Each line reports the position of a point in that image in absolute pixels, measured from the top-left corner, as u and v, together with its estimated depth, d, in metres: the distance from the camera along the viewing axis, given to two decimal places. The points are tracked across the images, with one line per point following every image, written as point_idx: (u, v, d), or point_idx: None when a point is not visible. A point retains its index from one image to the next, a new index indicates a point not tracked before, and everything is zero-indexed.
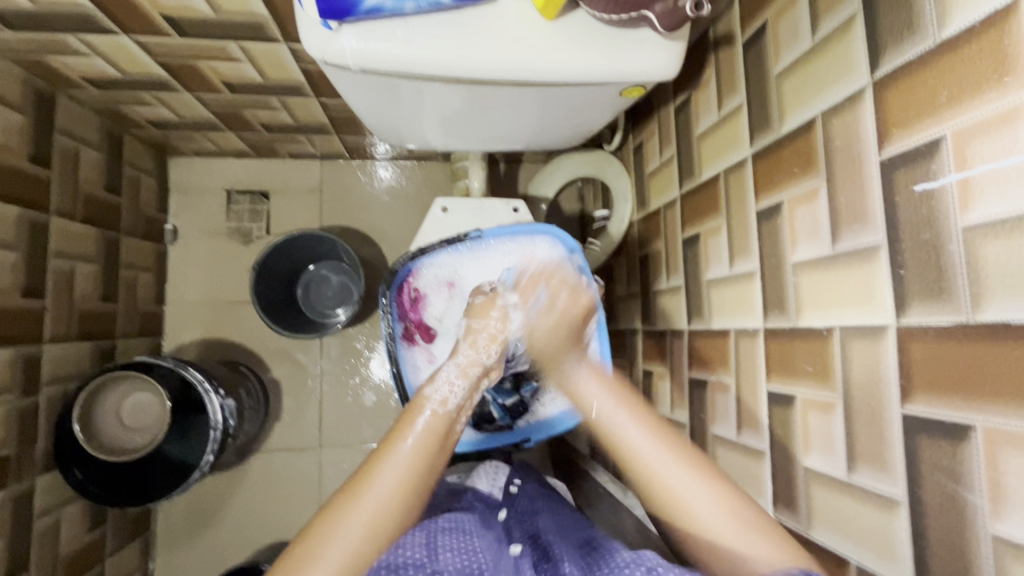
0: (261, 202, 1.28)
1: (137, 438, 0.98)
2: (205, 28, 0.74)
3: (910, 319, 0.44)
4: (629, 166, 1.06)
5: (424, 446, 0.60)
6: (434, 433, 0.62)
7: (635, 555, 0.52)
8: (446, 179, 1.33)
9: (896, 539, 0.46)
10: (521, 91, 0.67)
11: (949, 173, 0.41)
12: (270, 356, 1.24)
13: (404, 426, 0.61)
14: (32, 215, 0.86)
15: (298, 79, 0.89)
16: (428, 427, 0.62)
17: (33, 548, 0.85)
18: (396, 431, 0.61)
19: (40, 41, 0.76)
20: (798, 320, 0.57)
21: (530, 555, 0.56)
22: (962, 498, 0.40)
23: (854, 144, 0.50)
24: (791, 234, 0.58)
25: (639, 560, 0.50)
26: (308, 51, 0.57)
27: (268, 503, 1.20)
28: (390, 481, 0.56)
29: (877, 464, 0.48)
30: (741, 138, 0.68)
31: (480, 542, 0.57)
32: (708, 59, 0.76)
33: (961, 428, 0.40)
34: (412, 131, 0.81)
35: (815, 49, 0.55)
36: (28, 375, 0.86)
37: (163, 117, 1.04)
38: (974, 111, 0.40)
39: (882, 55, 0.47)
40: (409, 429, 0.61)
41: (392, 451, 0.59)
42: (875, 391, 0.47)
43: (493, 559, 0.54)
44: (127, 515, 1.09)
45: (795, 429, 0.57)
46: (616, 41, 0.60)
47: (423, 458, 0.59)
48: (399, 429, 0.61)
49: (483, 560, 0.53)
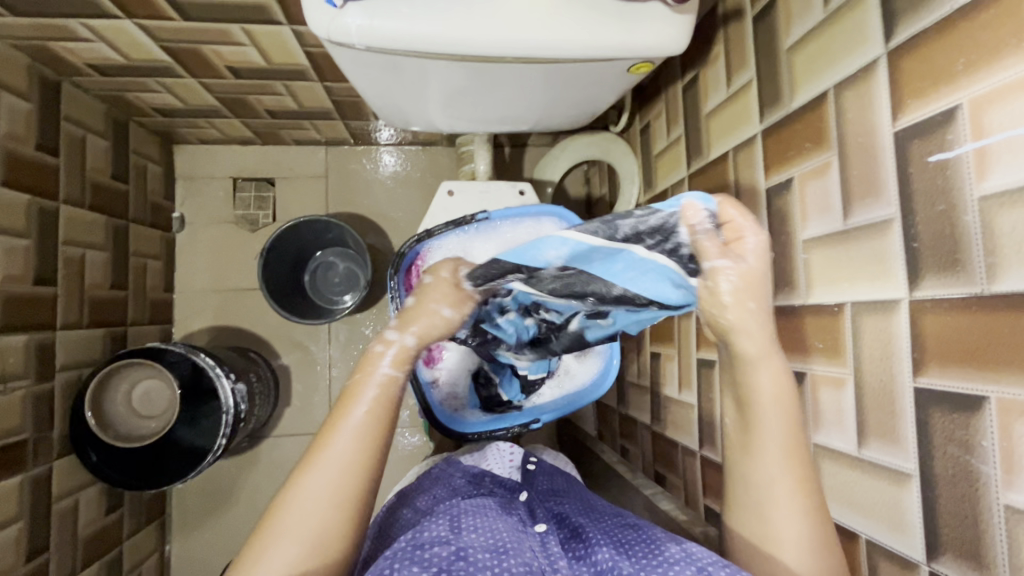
0: (266, 189, 1.27)
1: (153, 424, 1.00)
2: (207, 10, 0.73)
3: (922, 292, 0.44)
4: (635, 147, 1.05)
5: (361, 435, 0.55)
6: (372, 419, 0.56)
7: (654, 539, 0.53)
8: (451, 164, 1.32)
9: (906, 512, 0.46)
10: (527, 68, 0.66)
11: (965, 142, 0.41)
12: (278, 342, 1.25)
13: (359, 383, 0.58)
14: (41, 202, 0.87)
15: (302, 63, 0.88)
16: (366, 412, 0.56)
17: (53, 530, 0.87)
18: (351, 389, 0.58)
19: (43, 26, 0.76)
20: (808, 298, 0.57)
21: (549, 536, 0.56)
22: (974, 468, 0.40)
23: (867, 117, 0.49)
24: (802, 210, 0.58)
25: (691, 559, 0.48)
26: (313, 30, 0.57)
27: (280, 486, 1.22)
28: (328, 478, 0.52)
29: (887, 439, 0.48)
30: (750, 115, 0.67)
31: (506, 521, 0.57)
32: (717, 35, 0.74)
33: (973, 400, 0.40)
34: (418, 111, 0.80)
35: (827, 21, 0.54)
36: (42, 360, 0.88)
37: (167, 103, 1.03)
38: (990, 79, 0.39)
39: (898, 24, 0.46)
40: (347, 410, 0.56)
41: (328, 441, 0.54)
42: (887, 365, 0.47)
43: (522, 535, 0.54)
44: (143, 498, 1.11)
45: (805, 406, 0.57)
46: (623, 16, 0.59)
47: (362, 447, 0.55)
48: (337, 411, 0.56)
49: (511, 536, 0.53)
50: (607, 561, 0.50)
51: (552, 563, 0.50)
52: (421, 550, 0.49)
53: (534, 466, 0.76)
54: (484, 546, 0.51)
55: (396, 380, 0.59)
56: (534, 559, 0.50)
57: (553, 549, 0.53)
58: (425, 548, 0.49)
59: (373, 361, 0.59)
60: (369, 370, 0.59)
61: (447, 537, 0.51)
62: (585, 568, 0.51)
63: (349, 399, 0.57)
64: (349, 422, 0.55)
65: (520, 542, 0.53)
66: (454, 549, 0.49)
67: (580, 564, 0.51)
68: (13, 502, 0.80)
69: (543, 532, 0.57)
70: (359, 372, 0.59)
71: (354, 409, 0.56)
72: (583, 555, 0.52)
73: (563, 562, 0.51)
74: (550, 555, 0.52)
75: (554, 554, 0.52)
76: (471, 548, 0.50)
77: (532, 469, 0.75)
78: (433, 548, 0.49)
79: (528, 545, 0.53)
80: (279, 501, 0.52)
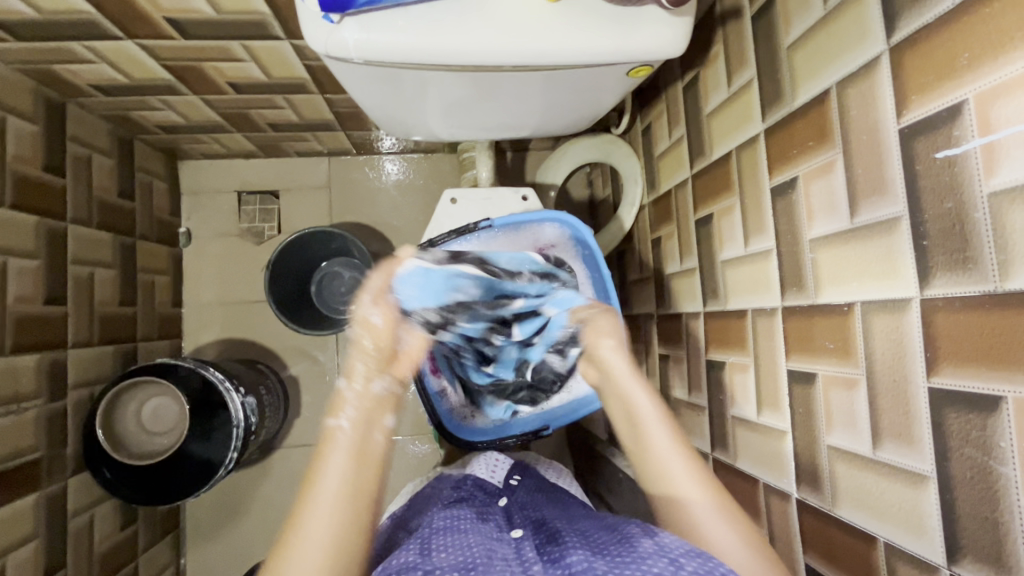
0: (271, 201, 1.29)
1: (163, 441, 1.00)
2: (207, 29, 0.74)
3: (934, 290, 0.43)
4: (637, 148, 1.04)
5: (344, 472, 0.54)
6: (351, 455, 0.55)
7: (629, 537, 0.51)
8: (453, 170, 1.32)
9: (924, 515, 0.45)
10: (525, 75, 0.66)
11: (972, 138, 0.40)
12: (287, 354, 1.25)
13: (323, 456, 0.55)
14: (50, 223, 0.88)
15: (302, 76, 0.88)
16: (343, 451, 0.55)
17: (69, 547, 0.88)
18: (316, 460, 0.55)
19: (46, 50, 0.77)
20: (817, 297, 0.56)
21: (524, 542, 0.55)
22: (993, 469, 0.40)
23: (870, 115, 0.49)
24: (808, 209, 0.57)
25: (663, 551, 0.46)
26: (311, 45, 0.57)
27: (293, 497, 1.22)
28: (323, 519, 0.51)
29: (902, 440, 0.47)
30: (752, 114, 0.67)
31: (479, 532, 0.56)
32: (717, 34, 0.74)
33: (990, 400, 0.39)
34: (418, 123, 0.81)
35: (828, 17, 0.54)
36: (54, 379, 0.89)
37: (171, 120, 1.04)
38: (996, 73, 0.38)
39: (899, 20, 0.46)
40: (325, 455, 0.55)
41: (314, 486, 0.54)
42: (899, 364, 0.47)
43: (495, 544, 0.54)
44: (157, 512, 1.12)
45: (818, 407, 0.57)
46: (620, 20, 0.58)
47: (350, 482, 0.54)
48: (316, 461, 0.55)
49: (482, 549, 0.52)
50: (581, 562, 0.48)
51: (526, 566, 0.49)
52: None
53: (518, 480, 0.75)
54: (452, 565, 0.49)
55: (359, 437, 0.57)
56: (505, 567, 0.49)
57: (527, 555, 0.52)
58: (392, 573, 0.48)
59: (327, 427, 0.57)
60: (330, 439, 0.56)
61: (415, 562, 0.50)
62: (557, 570, 0.48)
63: (324, 444, 0.56)
64: (318, 492, 0.53)
65: (491, 554, 0.51)
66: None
67: (552, 565, 0.49)
68: (28, 521, 0.81)
69: (518, 539, 0.56)
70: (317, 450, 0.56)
71: (332, 450, 0.55)
72: (555, 558, 0.50)
73: (536, 566, 0.49)
74: (524, 562, 0.51)
75: (528, 558, 0.51)
76: (438, 569, 0.48)
77: (515, 484, 0.74)
78: None
79: (500, 555, 0.52)
80: (273, 559, 0.50)
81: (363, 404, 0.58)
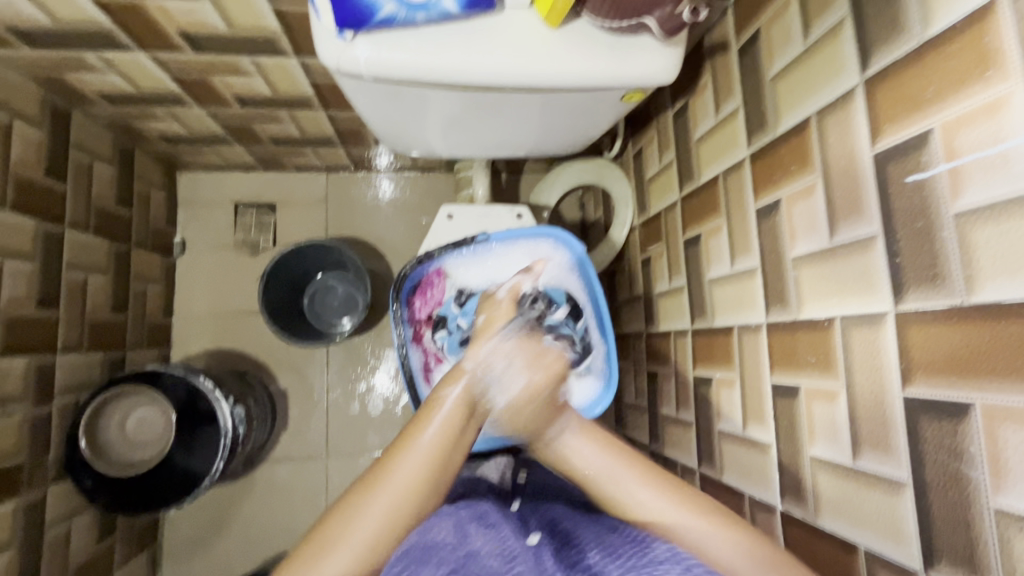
0: (268, 215, 1.30)
1: (144, 453, 0.97)
2: (218, 44, 0.76)
3: (907, 305, 0.46)
4: (629, 172, 1.08)
5: (442, 438, 0.59)
6: (451, 429, 0.60)
7: (641, 539, 0.51)
8: (449, 189, 1.35)
9: (902, 522, 0.47)
10: (527, 97, 0.69)
11: (939, 163, 0.43)
12: (277, 366, 1.25)
13: (428, 413, 0.61)
14: (47, 227, 0.89)
15: (307, 92, 0.91)
16: (447, 422, 0.60)
17: (44, 558, 0.86)
18: (419, 419, 0.61)
19: (59, 58, 0.79)
20: (799, 313, 0.59)
21: (549, 535, 0.55)
22: (965, 474, 0.42)
23: (847, 142, 0.52)
24: (790, 229, 0.60)
25: (678, 558, 0.47)
26: (322, 61, 0.60)
27: (275, 513, 1.20)
28: (409, 473, 0.56)
29: (881, 449, 0.49)
30: (738, 140, 0.71)
31: (513, 519, 0.56)
32: (705, 66, 0.78)
33: (960, 408, 0.42)
34: (420, 140, 0.84)
35: (807, 52, 0.58)
36: (41, 383, 0.88)
37: (174, 131, 1.06)
38: (959, 105, 0.42)
39: (871, 56, 0.50)
40: (429, 418, 0.60)
41: (411, 442, 0.58)
42: (876, 377, 0.49)
43: (529, 533, 0.54)
44: (135, 526, 1.09)
45: (801, 419, 0.59)
46: (616, 49, 0.62)
47: (441, 450, 0.58)
48: (419, 419, 0.61)
49: (521, 538, 0.52)
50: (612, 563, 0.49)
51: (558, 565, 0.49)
52: (427, 560, 0.48)
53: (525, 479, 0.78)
54: (496, 550, 0.50)
55: (463, 415, 0.62)
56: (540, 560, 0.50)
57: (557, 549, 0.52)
58: (431, 552, 0.49)
59: (445, 389, 0.64)
60: (436, 407, 0.61)
61: (455, 541, 0.50)
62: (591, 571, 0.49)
63: (431, 409, 0.61)
64: (412, 451, 0.57)
65: (529, 544, 0.52)
66: (463, 556, 0.48)
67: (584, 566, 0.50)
68: (5, 529, 0.79)
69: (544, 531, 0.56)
70: (427, 404, 0.62)
71: (435, 417, 0.60)
72: (585, 556, 0.51)
73: (565, 565, 0.49)
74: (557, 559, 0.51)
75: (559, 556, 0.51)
76: (479, 552, 0.49)
77: (522, 482, 0.77)
78: (442, 555, 0.48)
79: (535, 546, 0.52)
80: (351, 502, 0.54)
81: (460, 398, 0.63)
